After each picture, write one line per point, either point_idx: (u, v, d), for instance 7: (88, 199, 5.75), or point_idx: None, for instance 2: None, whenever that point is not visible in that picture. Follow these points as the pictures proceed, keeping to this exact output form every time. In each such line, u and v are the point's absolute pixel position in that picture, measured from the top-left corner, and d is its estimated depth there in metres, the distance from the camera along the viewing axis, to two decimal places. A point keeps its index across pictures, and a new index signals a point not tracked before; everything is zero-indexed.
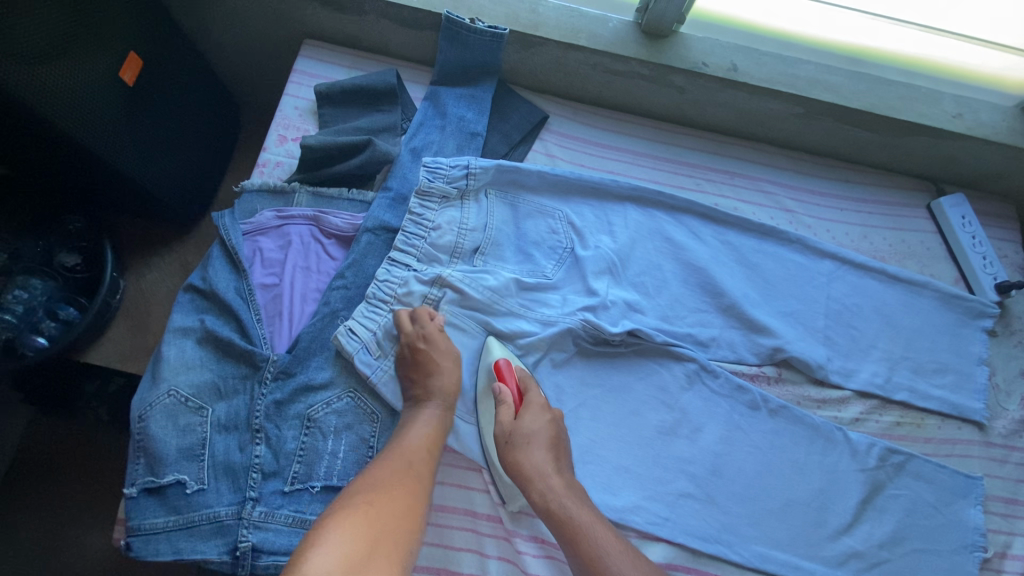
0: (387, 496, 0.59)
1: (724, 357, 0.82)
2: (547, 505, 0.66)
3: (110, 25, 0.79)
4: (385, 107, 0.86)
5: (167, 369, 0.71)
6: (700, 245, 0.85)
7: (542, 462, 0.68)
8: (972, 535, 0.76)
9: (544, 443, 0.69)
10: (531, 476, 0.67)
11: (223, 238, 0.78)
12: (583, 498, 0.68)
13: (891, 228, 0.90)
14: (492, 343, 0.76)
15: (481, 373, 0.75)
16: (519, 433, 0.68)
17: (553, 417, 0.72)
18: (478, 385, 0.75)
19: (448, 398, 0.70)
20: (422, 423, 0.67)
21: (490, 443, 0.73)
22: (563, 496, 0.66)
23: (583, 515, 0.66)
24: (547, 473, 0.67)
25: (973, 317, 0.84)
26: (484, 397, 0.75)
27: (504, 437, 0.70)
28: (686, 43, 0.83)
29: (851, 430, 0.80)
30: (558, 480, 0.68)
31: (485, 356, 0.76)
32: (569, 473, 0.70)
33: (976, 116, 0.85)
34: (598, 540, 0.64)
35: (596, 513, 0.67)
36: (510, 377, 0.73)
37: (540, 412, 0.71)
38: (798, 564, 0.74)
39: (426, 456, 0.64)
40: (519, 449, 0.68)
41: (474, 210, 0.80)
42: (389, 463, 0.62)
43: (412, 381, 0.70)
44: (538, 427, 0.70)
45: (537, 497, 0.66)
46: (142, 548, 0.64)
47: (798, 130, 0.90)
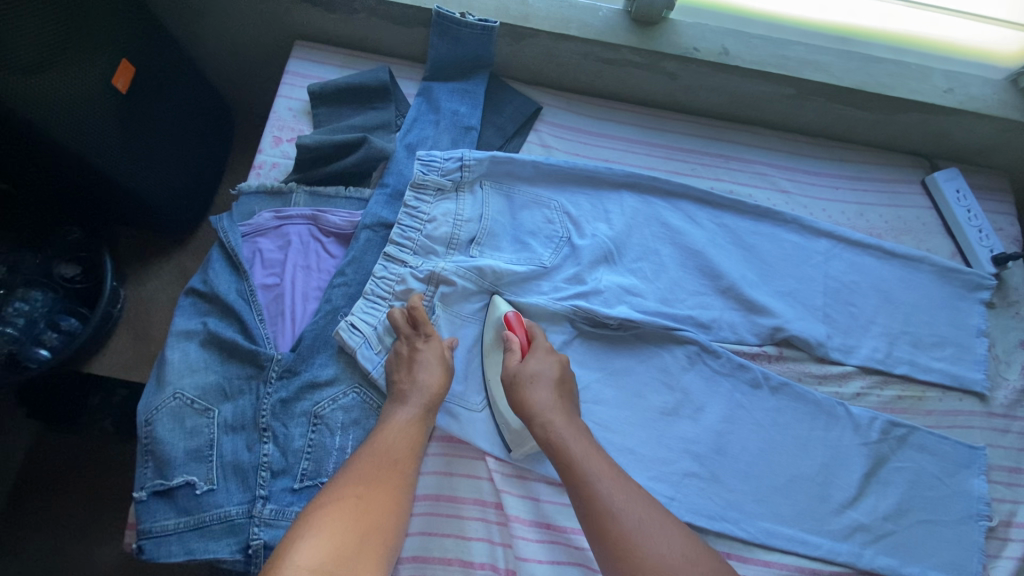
0: (374, 491, 0.61)
1: (725, 338, 0.82)
2: (544, 435, 0.67)
3: (103, 32, 0.79)
4: (378, 104, 0.86)
5: (171, 372, 0.71)
6: (697, 229, 0.86)
7: (546, 400, 0.69)
8: (976, 504, 0.77)
9: (548, 382, 0.70)
10: (531, 411, 0.68)
11: (221, 240, 0.78)
12: (584, 433, 0.68)
13: (886, 205, 0.90)
14: (498, 301, 0.77)
15: (489, 329, 0.77)
16: (521, 373, 0.70)
17: (559, 359, 0.73)
18: (486, 340, 0.77)
19: (430, 400, 0.68)
20: (401, 423, 0.66)
21: (499, 394, 0.75)
22: (560, 430, 0.67)
23: (578, 448, 0.66)
24: (549, 408, 0.68)
25: (971, 290, 0.84)
26: (492, 350, 0.76)
27: (508, 379, 0.72)
28: (676, 29, 0.84)
29: (854, 405, 0.81)
30: (559, 416, 0.68)
31: (491, 311, 0.77)
32: (573, 413, 0.70)
33: (966, 90, 0.85)
34: (591, 467, 0.64)
35: (595, 447, 0.67)
36: (519, 326, 0.75)
37: (545, 355, 0.73)
38: (804, 539, 0.75)
39: (408, 449, 0.65)
40: (521, 387, 0.70)
41: (469, 201, 0.81)
42: (375, 457, 0.63)
43: (398, 376, 0.69)
44: (542, 368, 0.71)
45: (538, 429, 0.68)
46: (155, 550, 0.64)
47: (791, 111, 0.91)
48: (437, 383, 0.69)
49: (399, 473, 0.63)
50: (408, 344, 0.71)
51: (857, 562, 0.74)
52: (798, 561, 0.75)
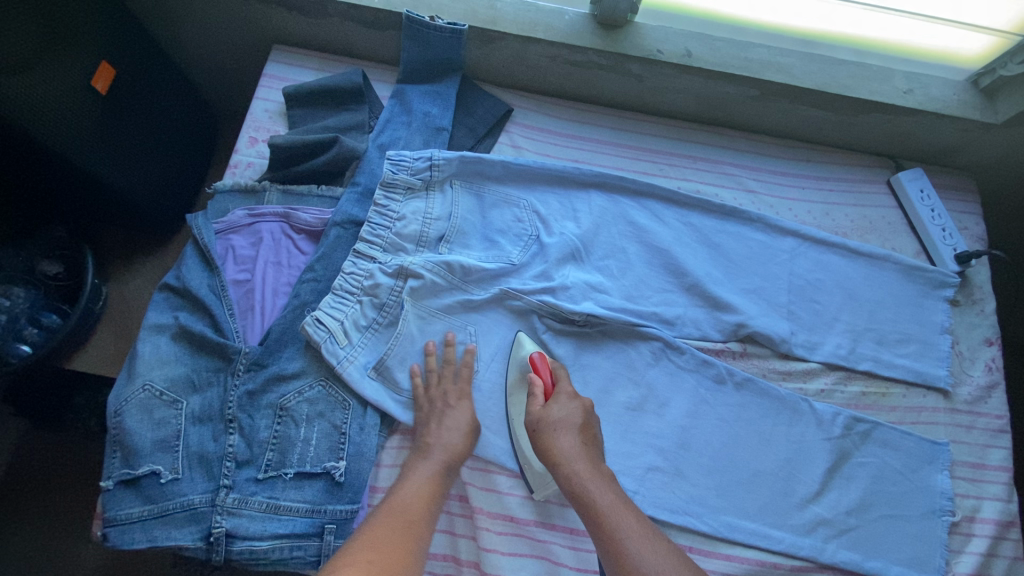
0: (387, 553, 0.57)
1: (690, 334, 0.83)
2: (571, 488, 0.66)
3: (86, 36, 0.82)
4: (352, 106, 0.88)
5: (142, 364, 0.72)
6: (663, 227, 0.87)
7: (570, 447, 0.68)
8: (939, 500, 0.77)
9: (572, 428, 0.70)
10: (557, 460, 0.68)
11: (195, 237, 0.80)
12: (609, 482, 0.67)
13: (852, 204, 0.91)
14: (524, 338, 0.79)
15: (512, 367, 0.78)
16: (545, 420, 0.70)
17: (582, 404, 0.72)
18: (509, 379, 0.78)
19: (453, 457, 0.69)
20: (419, 481, 0.66)
21: (522, 436, 0.75)
22: (587, 481, 0.66)
23: (604, 500, 0.65)
24: (575, 457, 0.68)
25: (934, 287, 0.85)
26: (516, 389, 0.77)
27: (532, 425, 0.72)
28: (641, 32, 0.86)
29: (817, 400, 0.81)
30: (585, 465, 0.68)
31: (516, 350, 0.79)
32: (599, 461, 0.70)
33: (927, 91, 0.86)
34: (619, 524, 0.63)
35: (622, 500, 0.66)
36: (543, 369, 0.75)
37: (569, 401, 0.72)
38: (766, 532, 0.75)
39: (422, 513, 0.63)
40: (545, 434, 0.70)
41: (438, 200, 0.83)
42: (391, 518, 0.61)
43: (426, 430, 0.71)
44: (566, 414, 0.71)
45: (563, 480, 0.67)
46: (118, 537, 0.65)
47: (757, 113, 0.92)
48: (458, 446, 0.70)
49: (412, 535, 0.61)
50: (439, 399, 0.73)
51: (819, 556, 0.74)
52: (761, 555, 0.75)
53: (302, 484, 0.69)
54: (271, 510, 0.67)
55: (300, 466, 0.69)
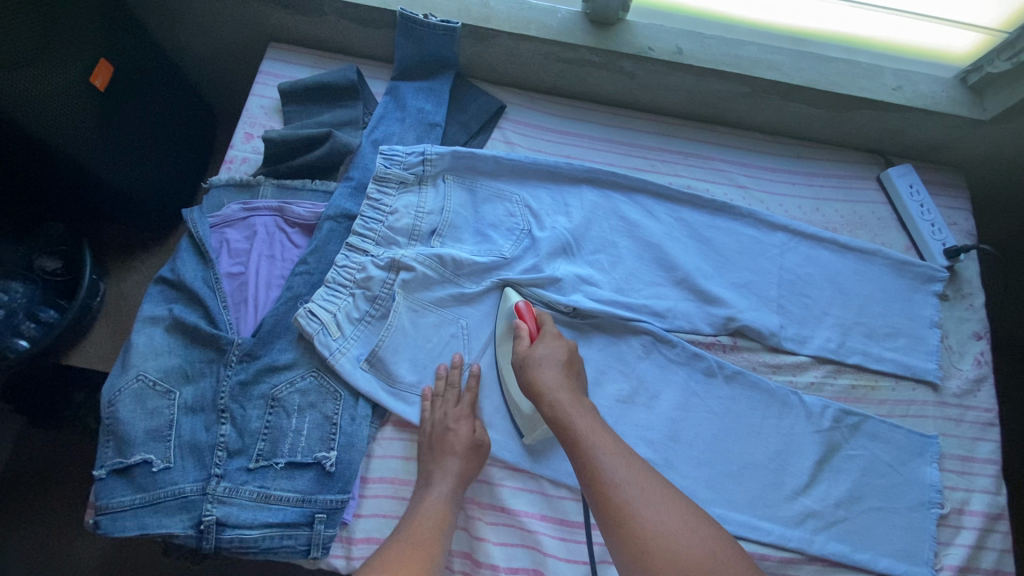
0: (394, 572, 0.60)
1: (680, 327, 0.83)
2: (551, 415, 0.67)
3: (86, 33, 0.83)
4: (346, 102, 0.89)
5: (136, 356, 0.73)
6: (654, 222, 0.88)
7: (553, 381, 0.69)
8: (928, 492, 0.78)
9: (556, 364, 0.71)
10: (540, 392, 0.69)
11: (190, 231, 0.80)
12: (590, 410, 0.68)
13: (843, 200, 0.92)
14: (509, 292, 0.79)
15: (501, 318, 0.79)
16: (530, 357, 0.72)
17: (568, 344, 0.74)
18: (499, 330, 0.79)
19: (462, 477, 0.71)
20: (434, 501, 0.68)
21: (510, 382, 0.76)
22: (568, 407, 0.67)
23: (583, 424, 0.66)
24: (556, 388, 0.69)
25: (924, 282, 0.86)
26: (504, 339, 0.78)
27: (518, 363, 0.73)
28: (632, 30, 0.86)
29: (807, 393, 0.82)
30: (567, 395, 0.68)
31: (504, 302, 0.80)
32: (581, 392, 0.70)
33: (916, 88, 0.87)
34: (595, 443, 0.63)
35: (601, 424, 0.66)
36: (528, 315, 0.76)
37: (553, 341, 0.74)
38: (756, 524, 0.75)
39: (438, 531, 0.66)
40: (530, 369, 0.71)
41: (431, 194, 0.84)
42: (408, 538, 0.64)
43: (429, 457, 0.72)
44: (550, 352, 0.72)
45: (545, 408, 0.68)
46: (110, 525, 0.66)
47: (749, 110, 0.93)
48: (465, 465, 0.71)
49: (424, 554, 0.63)
50: (440, 421, 0.73)
51: (808, 548, 0.75)
52: (751, 547, 0.75)
53: (293, 475, 0.70)
54: (262, 499, 0.68)
55: (291, 456, 0.70)
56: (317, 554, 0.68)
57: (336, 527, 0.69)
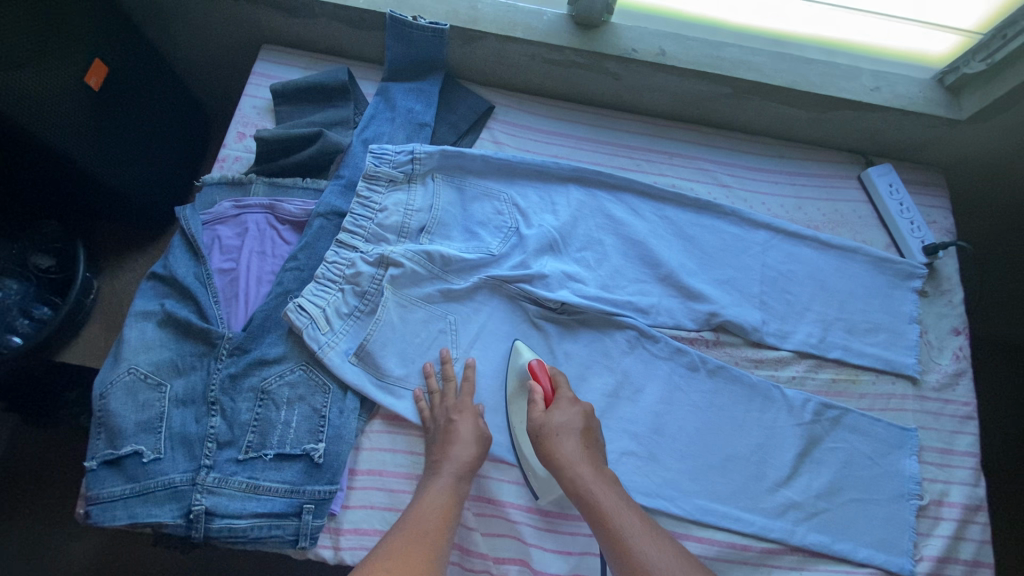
0: (403, 562, 0.60)
1: (664, 323, 0.85)
2: (574, 489, 0.68)
3: (80, 35, 0.85)
4: (338, 103, 0.91)
5: (128, 349, 0.74)
6: (639, 220, 0.90)
7: (574, 452, 0.70)
8: (907, 484, 0.79)
9: (574, 433, 0.71)
10: (560, 464, 0.69)
11: (183, 228, 0.82)
12: (612, 484, 0.69)
13: (824, 199, 0.94)
14: (521, 347, 0.81)
15: (512, 375, 0.80)
16: (547, 426, 0.71)
17: (583, 408, 0.74)
18: (511, 387, 0.79)
19: (463, 469, 0.70)
20: (437, 492, 0.68)
21: (524, 443, 0.76)
22: (590, 482, 0.68)
23: (607, 501, 0.66)
24: (578, 461, 0.69)
25: (903, 278, 0.87)
26: (516, 397, 0.79)
27: (535, 431, 0.73)
28: (617, 32, 0.88)
29: (788, 387, 0.83)
30: (588, 469, 0.69)
31: (515, 358, 0.80)
32: (602, 462, 0.71)
33: (894, 89, 0.89)
34: (622, 524, 0.65)
35: (624, 500, 0.67)
36: (542, 375, 0.76)
37: (569, 405, 0.74)
38: (738, 516, 0.77)
39: (441, 522, 0.65)
40: (548, 439, 0.71)
41: (420, 192, 0.85)
42: (409, 528, 0.63)
43: (438, 446, 0.72)
44: (567, 419, 0.72)
45: (567, 483, 0.68)
46: (100, 514, 0.67)
47: (732, 110, 0.95)
48: (471, 454, 0.72)
49: (430, 546, 0.62)
50: (443, 414, 0.74)
51: (789, 538, 0.76)
52: (733, 538, 0.77)
53: (282, 466, 0.71)
54: (251, 490, 0.69)
55: (280, 448, 0.71)
56: (305, 544, 0.69)
57: (323, 518, 0.71)
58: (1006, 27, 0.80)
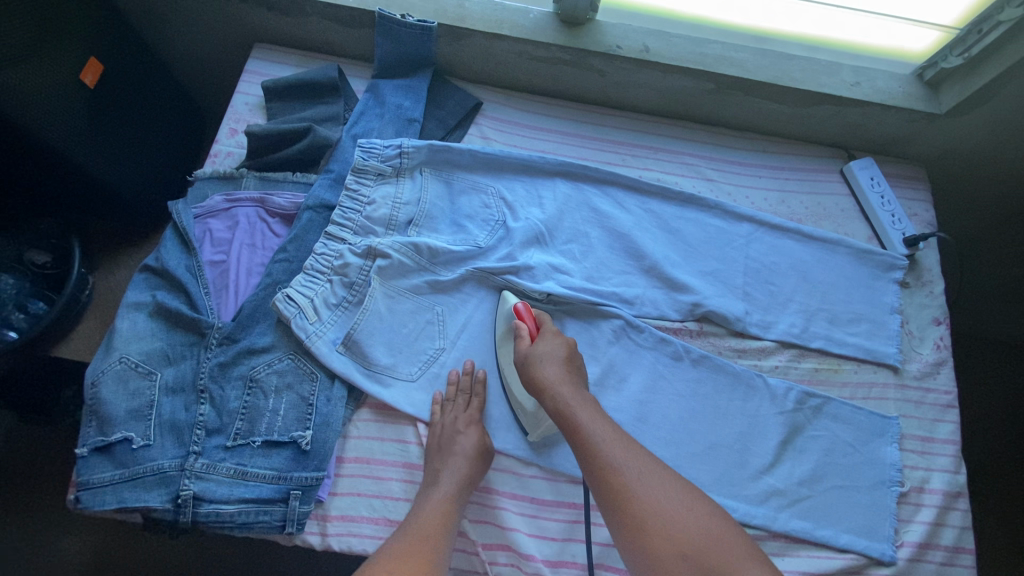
0: (404, 563, 0.61)
1: (648, 314, 0.86)
2: (554, 407, 0.69)
3: (74, 32, 0.86)
4: (328, 99, 0.93)
5: (119, 339, 0.75)
6: (624, 213, 0.91)
7: (555, 375, 0.71)
8: (888, 471, 0.80)
9: (557, 360, 0.73)
10: (541, 387, 0.71)
11: (175, 221, 0.83)
12: (591, 401, 0.69)
13: (807, 192, 0.95)
14: (508, 294, 0.82)
15: (501, 320, 0.81)
16: (531, 354, 0.73)
17: (566, 341, 0.76)
18: (500, 331, 0.81)
19: (462, 482, 0.71)
20: (438, 501, 0.70)
21: (512, 380, 0.79)
22: (568, 399, 0.69)
23: (584, 414, 0.67)
24: (557, 382, 0.70)
25: (885, 270, 0.89)
26: (504, 340, 0.80)
27: (521, 361, 0.75)
28: (601, 29, 0.90)
29: (771, 376, 0.84)
30: (568, 388, 0.70)
31: (502, 304, 0.82)
32: (582, 384, 0.72)
33: (873, 84, 0.90)
34: (597, 433, 0.65)
35: (600, 414, 0.68)
36: (527, 316, 0.78)
37: (553, 338, 0.76)
38: (721, 502, 0.78)
39: (441, 528, 0.67)
40: (531, 366, 0.73)
41: (408, 186, 0.87)
42: (410, 534, 0.65)
43: (437, 458, 0.73)
44: (550, 349, 0.74)
45: (548, 401, 0.70)
46: (90, 500, 0.68)
47: (715, 106, 0.97)
48: (470, 466, 0.73)
49: (429, 548, 0.64)
50: (449, 426, 0.75)
51: (772, 525, 0.77)
52: None
53: (270, 453, 0.72)
54: (239, 476, 0.71)
55: (268, 435, 0.72)
56: (292, 529, 0.71)
57: (311, 504, 0.72)
58: (981, 23, 0.82)
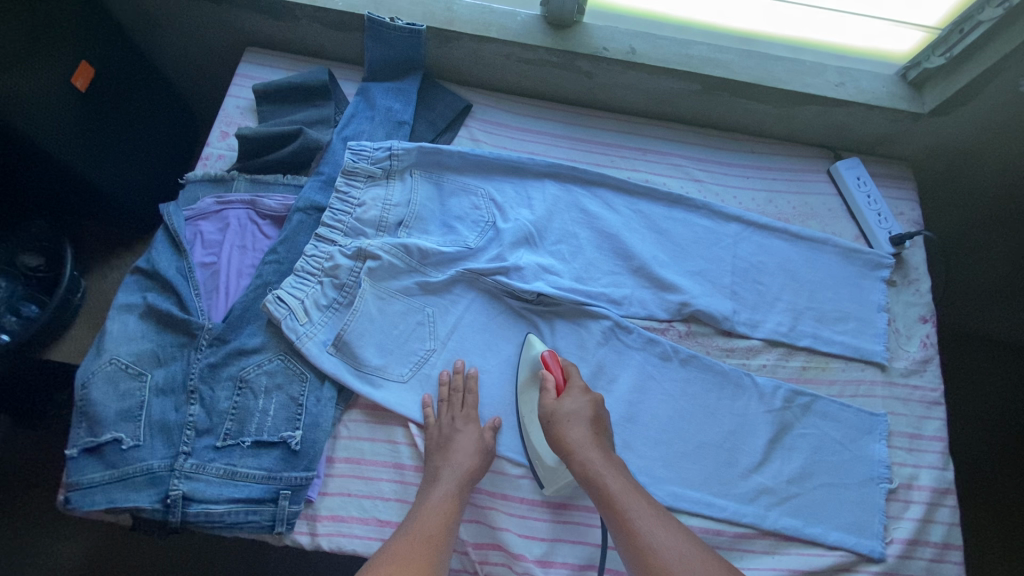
0: (407, 565, 0.62)
1: (637, 313, 0.87)
2: (584, 474, 0.70)
3: (66, 37, 0.88)
4: (318, 102, 0.93)
5: (110, 341, 0.75)
6: (613, 214, 0.92)
7: (582, 437, 0.72)
8: (877, 468, 0.81)
9: (583, 420, 0.73)
10: (569, 449, 0.71)
11: (166, 224, 0.84)
12: (620, 469, 0.71)
13: (795, 192, 0.96)
14: (532, 339, 0.82)
15: (524, 367, 0.81)
16: (558, 412, 0.74)
17: (593, 398, 0.75)
18: (521, 378, 0.81)
19: (464, 475, 0.72)
20: (440, 497, 0.70)
21: (533, 431, 0.78)
22: (599, 466, 0.70)
23: (616, 484, 0.68)
24: (585, 445, 0.71)
25: (871, 268, 0.89)
26: (527, 388, 0.80)
27: (546, 416, 0.75)
28: (588, 32, 0.91)
29: (759, 375, 0.85)
30: (597, 452, 0.71)
31: (526, 351, 0.82)
32: (609, 448, 0.73)
33: (858, 84, 0.91)
34: (630, 505, 0.66)
35: (631, 484, 0.69)
36: (554, 365, 0.78)
37: (580, 394, 0.76)
38: (710, 501, 0.78)
39: (441, 528, 0.67)
40: (557, 423, 0.73)
41: (398, 188, 0.87)
42: (412, 535, 0.66)
43: (439, 454, 0.74)
44: (577, 407, 0.74)
45: (578, 467, 0.71)
46: (80, 500, 0.69)
47: (702, 107, 0.98)
48: (472, 463, 0.74)
49: (432, 550, 0.65)
50: (447, 425, 0.76)
51: (761, 523, 0.77)
52: (705, 523, 0.78)
53: (259, 453, 0.72)
54: (228, 476, 0.71)
55: (258, 435, 0.73)
56: (282, 528, 0.71)
57: (301, 504, 0.72)
58: (962, 22, 0.83)
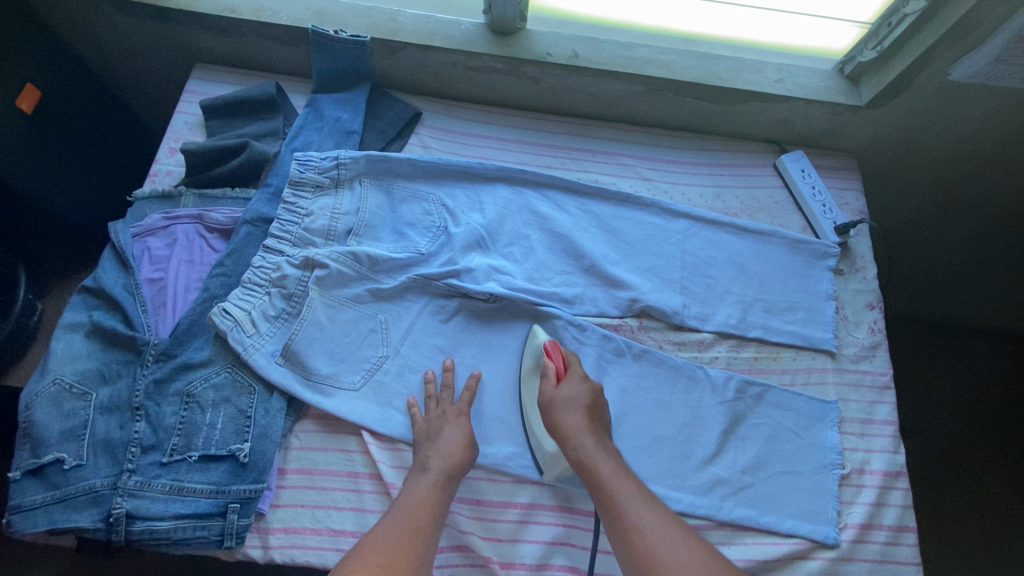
0: (395, 557, 0.60)
1: (589, 311, 0.87)
2: (577, 458, 0.70)
3: (8, 59, 0.88)
4: (267, 116, 0.94)
5: (54, 361, 0.74)
6: (564, 215, 0.92)
7: (576, 424, 0.72)
8: (830, 454, 0.82)
9: (579, 407, 0.74)
10: (564, 434, 0.72)
11: (113, 242, 0.84)
12: (613, 454, 0.70)
13: (742, 187, 0.98)
14: (537, 329, 0.84)
15: (527, 357, 0.83)
16: (555, 399, 0.75)
17: (591, 386, 0.76)
18: (524, 366, 0.83)
19: (453, 467, 0.71)
20: (424, 485, 0.69)
21: (534, 419, 0.79)
22: (591, 451, 0.70)
23: (606, 468, 0.68)
24: (579, 431, 0.71)
25: (818, 258, 0.91)
26: (529, 376, 0.82)
27: (544, 404, 0.76)
28: (532, 38, 0.92)
29: (711, 367, 0.86)
30: (590, 438, 0.71)
31: (531, 339, 0.84)
32: (604, 436, 0.73)
33: (796, 80, 0.93)
34: (618, 489, 0.66)
35: (624, 469, 0.69)
36: (556, 353, 0.79)
37: (579, 382, 0.76)
38: (666, 494, 0.78)
39: (430, 516, 0.66)
40: (554, 410, 0.74)
41: (347, 196, 0.88)
42: (403, 521, 0.64)
43: (425, 448, 0.73)
44: (574, 395, 0.75)
45: (571, 453, 0.70)
46: (21, 523, 0.68)
47: (648, 108, 0.99)
48: (458, 460, 0.72)
49: (419, 541, 0.63)
50: (437, 420, 0.76)
51: (716, 514, 0.77)
52: None
53: (206, 467, 0.72)
54: (174, 491, 0.71)
55: (205, 449, 0.72)
56: (230, 543, 0.70)
57: (250, 517, 0.71)
58: (888, 17, 0.85)
